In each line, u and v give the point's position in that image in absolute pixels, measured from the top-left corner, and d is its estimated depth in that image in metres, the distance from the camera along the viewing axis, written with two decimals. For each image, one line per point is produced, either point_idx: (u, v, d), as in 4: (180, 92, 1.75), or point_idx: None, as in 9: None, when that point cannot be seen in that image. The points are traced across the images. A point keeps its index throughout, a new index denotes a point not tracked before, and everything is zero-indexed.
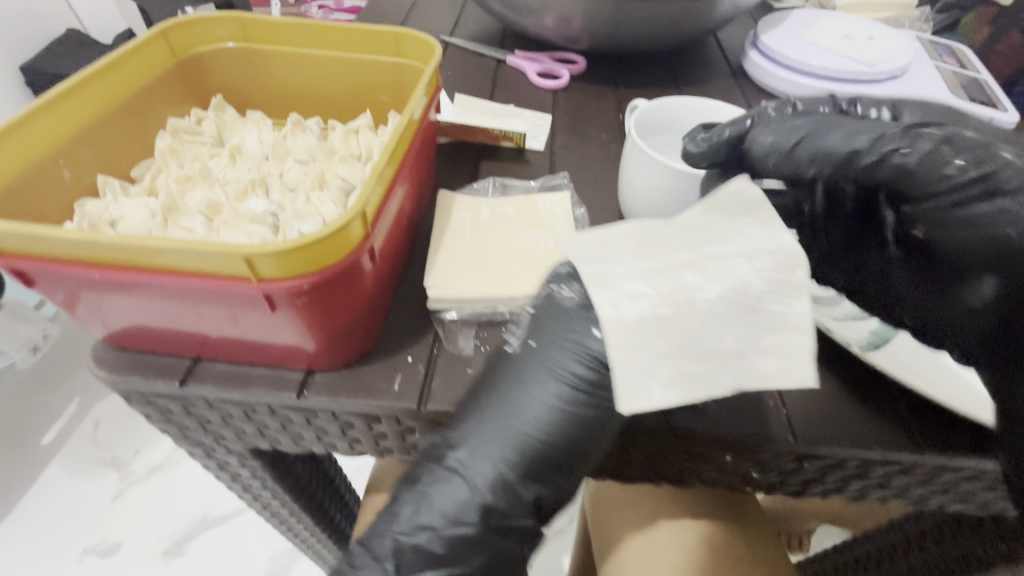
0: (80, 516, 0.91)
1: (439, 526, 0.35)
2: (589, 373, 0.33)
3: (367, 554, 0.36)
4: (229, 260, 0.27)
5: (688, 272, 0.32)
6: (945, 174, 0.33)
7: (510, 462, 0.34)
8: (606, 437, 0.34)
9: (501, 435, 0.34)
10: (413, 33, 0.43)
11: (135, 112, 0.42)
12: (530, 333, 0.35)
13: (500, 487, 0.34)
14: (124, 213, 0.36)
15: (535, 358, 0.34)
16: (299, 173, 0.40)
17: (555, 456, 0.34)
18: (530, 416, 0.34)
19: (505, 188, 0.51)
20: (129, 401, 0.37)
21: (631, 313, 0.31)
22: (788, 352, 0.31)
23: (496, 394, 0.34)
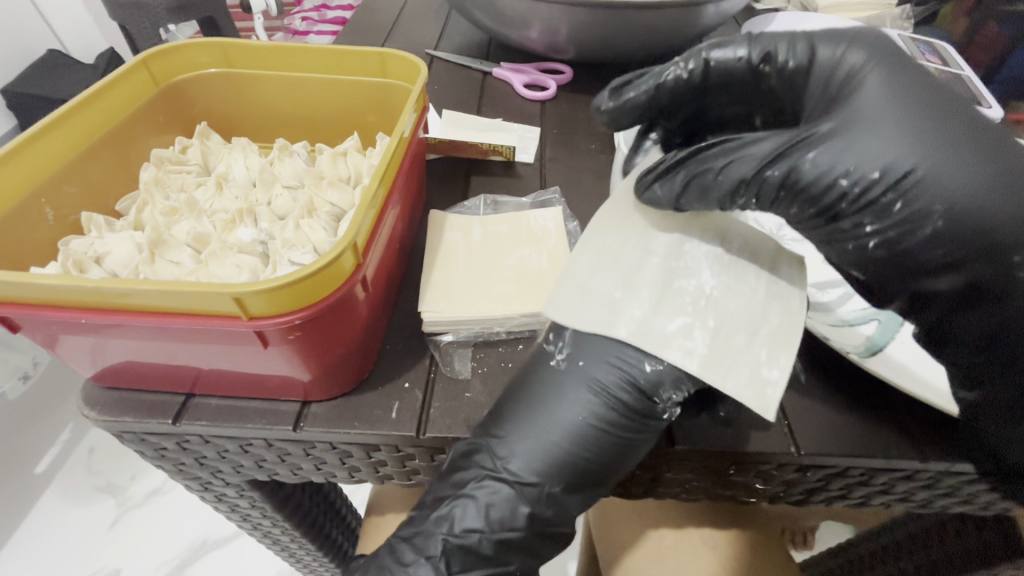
0: (77, 544, 0.89)
1: (487, 528, 0.33)
2: (631, 398, 0.33)
3: (417, 552, 0.34)
4: (218, 300, 0.27)
5: (683, 283, 0.34)
6: (834, 182, 0.27)
7: (551, 473, 0.33)
8: (631, 463, 0.34)
9: (542, 446, 0.33)
10: (397, 53, 0.42)
11: (118, 145, 0.41)
12: (576, 349, 0.34)
13: (540, 498, 0.33)
14: (109, 249, 0.36)
15: (578, 375, 0.34)
16: (288, 200, 0.40)
17: (592, 473, 0.34)
18: (571, 430, 0.33)
19: (496, 205, 0.50)
20: (121, 439, 0.36)
21: (698, 343, 0.32)
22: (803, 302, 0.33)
23: (533, 406, 0.34)
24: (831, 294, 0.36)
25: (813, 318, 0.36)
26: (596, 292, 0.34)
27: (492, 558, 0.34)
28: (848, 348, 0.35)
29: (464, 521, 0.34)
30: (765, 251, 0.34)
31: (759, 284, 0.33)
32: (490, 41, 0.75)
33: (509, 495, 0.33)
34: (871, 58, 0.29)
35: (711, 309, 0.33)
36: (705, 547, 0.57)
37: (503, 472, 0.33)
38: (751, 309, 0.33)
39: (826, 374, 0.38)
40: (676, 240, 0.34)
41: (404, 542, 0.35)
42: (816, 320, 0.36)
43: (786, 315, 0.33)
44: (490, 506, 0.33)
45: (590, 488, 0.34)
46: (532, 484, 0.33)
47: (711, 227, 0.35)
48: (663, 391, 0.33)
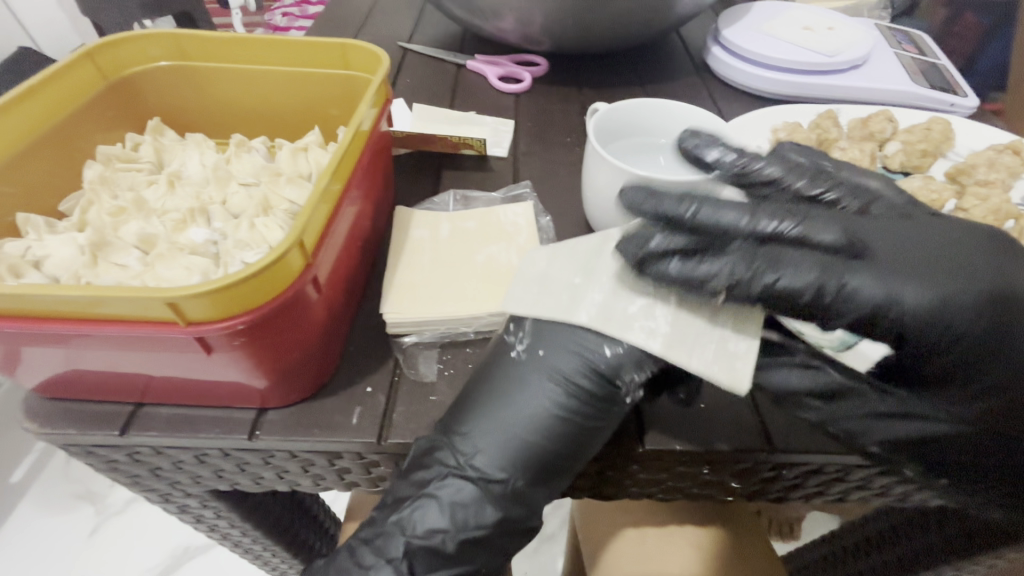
0: (55, 554, 0.87)
1: (452, 528, 0.32)
2: (594, 384, 0.33)
3: (377, 555, 0.33)
4: (152, 305, 0.25)
5: None
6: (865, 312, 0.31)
7: (517, 467, 0.33)
8: (591, 453, 0.33)
9: (506, 441, 0.32)
10: (358, 44, 0.41)
11: (63, 141, 0.39)
12: (537, 339, 0.34)
13: (508, 495, 0.33)
14: (49, 251, 0.34)
15: (538, 366, 0.33)
16: (243, 197, 0.38)
17: (560, 466, 0.33)
18: (535, 422, 0.33)
19: (466, 201, 0.49)
20: (68, 452, 0.34)
21: (661, 322, 0.32)
22: None
23: (498, 402, 0.33)
24: None
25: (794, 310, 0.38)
26: (555, 284, 0.34)
27: (455, 557, 0.33)
28: (823, 342, 0.37)
29: (427, 521, 0.32)
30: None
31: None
32: (465, 33, 0.73)
33: (476, 494, 0.33)
34: (938, 289, 0.31)
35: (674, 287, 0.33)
36: (689, 546, 0.56)
37: (468, 470, 0.32)
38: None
39: None
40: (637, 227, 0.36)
41: (365, 544, 0.34)
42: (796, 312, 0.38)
43: None
44: (456, 506, 0.32)
45: (561, 484, 0.33)
46: (500, 480, 0.32)
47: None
48: (625, 374, 0.33)
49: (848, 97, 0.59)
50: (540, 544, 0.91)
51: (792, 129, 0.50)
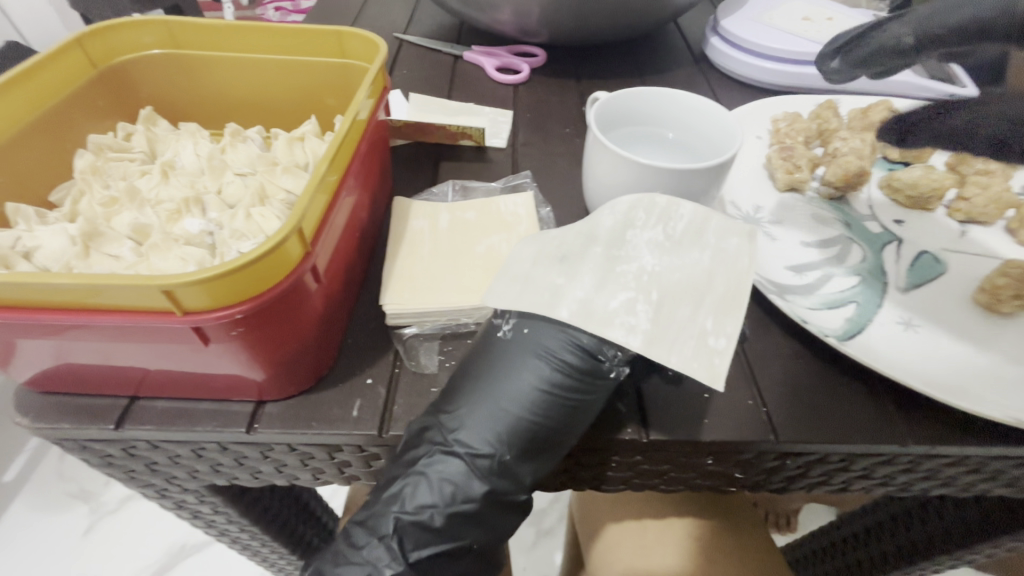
0: (49, 553, 0.86)
1: (441, 502, 0.31)
2: (578, 360, 0.32)
3: (370, 533, 0.31)
4: (149, 294, 0.25)
5: (625, 266, 0.33)
6: None
7: (505, 442, 0.31)
8: (576, 435, 0.32)
9: (492, 415, 0.31)
10: (355, 31, 0.40)
11: (54, 129, 0.38)
12: (522, 318, 0.33)
13: (495, 470, 0.31)
14: (39, 242, 0.33)
15: (523, 346, 0.32)
16: (239, 187, 0.38)
17: (549, 441, 0.32)
18: (520, 397, 0.31)
19: (465, 191, 0.48)
20: (62, 447, 0.34)
21: (642, 318, 0.31)
22: (738, 273, 0.33)
23: (485, 379, 0.32)
24: (807, 281, 0.40)
25: (794, 299, 0.38)
26: (537, 282, 0.33)
27: (445, 531, 0.31)
28: (828, 332, 0.36)
29: (416, 498, 0.31)
30: (709, 230, 0.34)
31: (703, 255, 0.33)
32: (462, 26, 0.72)
33: (462, 472, 0.31)
34: None
35: (654, 282, 0.32)
36: (688, 537, 0.56)
37: (455, 446, 0.31)
38: (694, 275, 0.32)
39: (806, 357, 0.37)
40: (619, 228, 0.34)
41: (359, 525, 0.32)
42: (796, 302, 0.38)
43: (733, 280, 0.33)
44: (445, 483, 0.31)
45: (550, 460, 0.32)
46: (486, 455, 0.31)
47: (655, 212, 0.34)
48: (607, 349, 0.32)
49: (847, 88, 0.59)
50: (538, 538, 0.91)
51: (792, 120, 0.51)
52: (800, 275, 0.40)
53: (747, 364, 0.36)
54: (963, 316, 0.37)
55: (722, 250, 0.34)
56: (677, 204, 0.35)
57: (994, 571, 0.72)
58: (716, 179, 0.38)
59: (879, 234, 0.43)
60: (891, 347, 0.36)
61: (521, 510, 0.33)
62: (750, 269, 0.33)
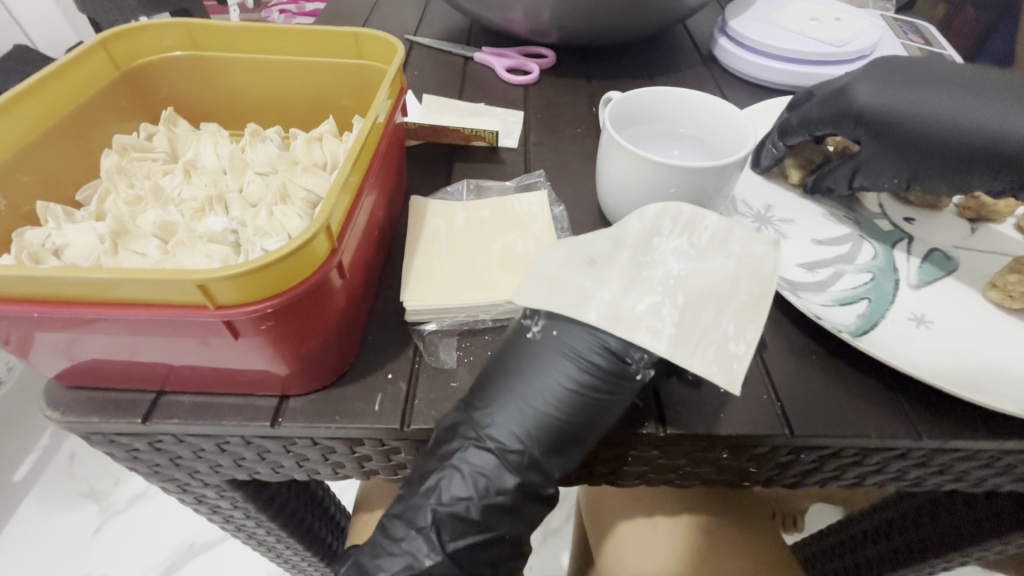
0: (60, 552, 0.86)
1: (475, 495, 0.31)
2: (606, 361, 0.32)
3: (407, 526, 0.32)
4: (182, 288, 0.25)
5: (652, 273, 0.33)
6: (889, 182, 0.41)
7: (533, 437, 0.32)
8: (602, 432, 0.32)
9: (521, 412, 0.32)
10: (372, 32, 0.40)
11: (79, 129, 0.39)
12: (552, 319, 0.33)
13: (526, 465, 0.32)
14: (68, 240, 0.34)
15: (552, 346, 0.32)
16: (260, 186, 0.38)
17: (574, 438, 0.32)
18: (550, 395, 0.32)
19: (479, 190, 0.49)
20: (89, 441, 0.34)
21: (669, 323, 0.31)
22: (761, 280, 0.33)
23: (515, 377, 0.32)
24: (818, 278, 0.40)
25: (806, 296, 0.38)
26: (566, 284, 0.33)
27: (480, 523, 0.32)
28: (841, 328, 0.36)
29: (451, 489, 0.32)
30: (735, 240, 0.34)
31: (728, 261, 0.33)
32: (471, 26, 0.73)
33: (494, 465, 0.32)
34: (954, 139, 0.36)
35: (680, 287, 0.32)
36: (700, 533, 0.57)
37: (487, 441, 0.31)
38: (719, 279, 0.32)
39: (822, 354, 0.37)
40: (645, 235, 0.34)
41: (396, 517, 0.33)
42: (808, 299, 0.38)
43: (755, 286, 0.32)
44: (477, 475, 0.31)
45: (575, 455, 0.32)
46: (517, 451, 0.32)
47: (681, 221, 0.34)
48: (634, 351, 0.32)
49: None
50: (546, 538, 0.92)
51: None
52: (812, 272, 0.41)
53: (764, 362, 0.37)
54: (975, 312, 0.38)
55: (746, 254, 0.33)
56: (704, 213, 0.34)
57: (1001, 568, 0.73)
58: (729, 176, 0.39)
59: (890, 231, 0.44)
60: (906, 344, 0.36)
61: (547, 502, 0.34)
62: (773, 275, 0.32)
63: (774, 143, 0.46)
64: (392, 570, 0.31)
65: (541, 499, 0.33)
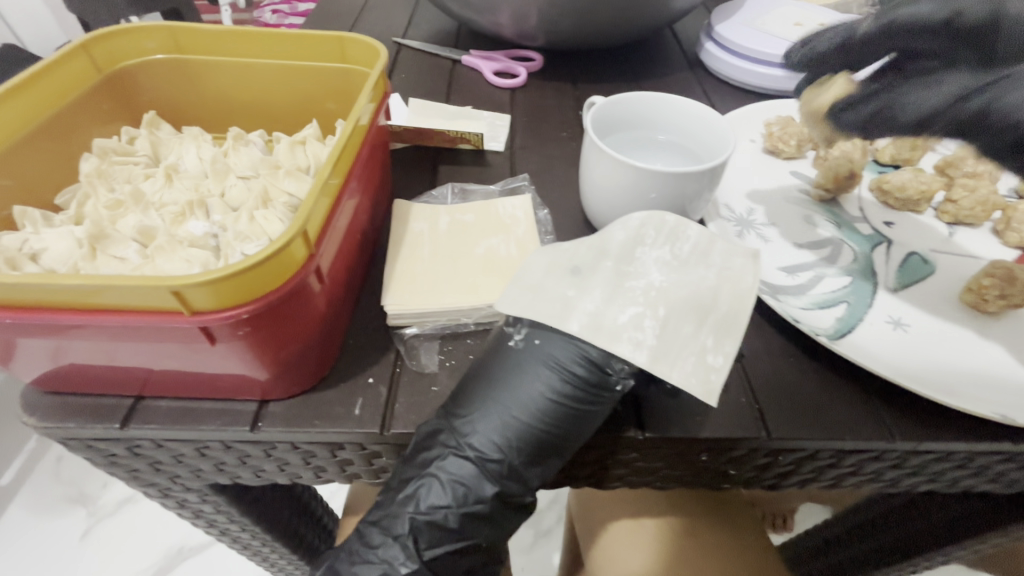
0: (46, 557, 0.86)
1: (454, 503, 0.31)
2: (586, 370, 0.32)
3: (384, 533, 0.32)
4: (157, 295, 0.25)
5: (634, 283, 0.33)
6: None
7: (514, 447, 0.32)
8: (581, 440, 0.32)
9: (501, 421, 0.32)
10: (357, 37, 0.41)
11: (60, 133, 0.39)
12: (533, 327, 0.33)
13: (505, 474, 0.32)
14: (46, 245, 0.33)
15: (533, 355, 0.32)
16: (241, 190, 0.38)
17: (553, 446, 0.32)
18: (531, 404, 0.32)
19: (464, 194, 0.49)
20: (67, 447, 0.34)
21: (649, 333, 0.31)
22: (741, 291, 0.33)
23: (497, 385, 0.32)
24: (798, 282, 0.41)
25: (786, 300, 0.39)
26: (547, 292, 0.33)
27: (460, 531, 0.32)
28: (819, 331, 0.37)
29: (429, 498, 0.31)
30: (715, 251, 0.34)
31: (709, 273, 0.33)
32: (460, 29, 0.73)
33: (473, 474, 0.31)
34: None
35: (662, 297, 0.32)
36: (684, 536, 0.57)
37: (467, 450, 0.31)
38: (700, 291, 0.32)
39: (802, 357, 0.37)
40: (629, 244, 0.34)
41: (373, 524, 0.33)
42: (788, 303, 0.39)
43: (735, 298, 0.33)
44: (456, 483, 0.31)
45: (556, 462, 0.32)
46: (497, 460, 0.31)
47: (664, 230, 0.34)
48: (615, 361, 0.32)
49: None
50: (536, 539, 0.92)
51: (785, 123, 0.51)
52: (792, 276, 0.41)
53: (745, 368, 0.37)
54: (950, 315, 0.38)
55: (727, 266, 0.34)
56: (686, 225, 0.35)
57: (984, 567, 0.74)
58: (710, 182, 0.39)
59: (870, 235, 0.44)
60: (878, 346, 0.36)
61: (527, 505, 0.34)
62: (753, 288, 0.33)
63: (831, 36, 0.35)
64: None
65: (521, 503, 0.33)
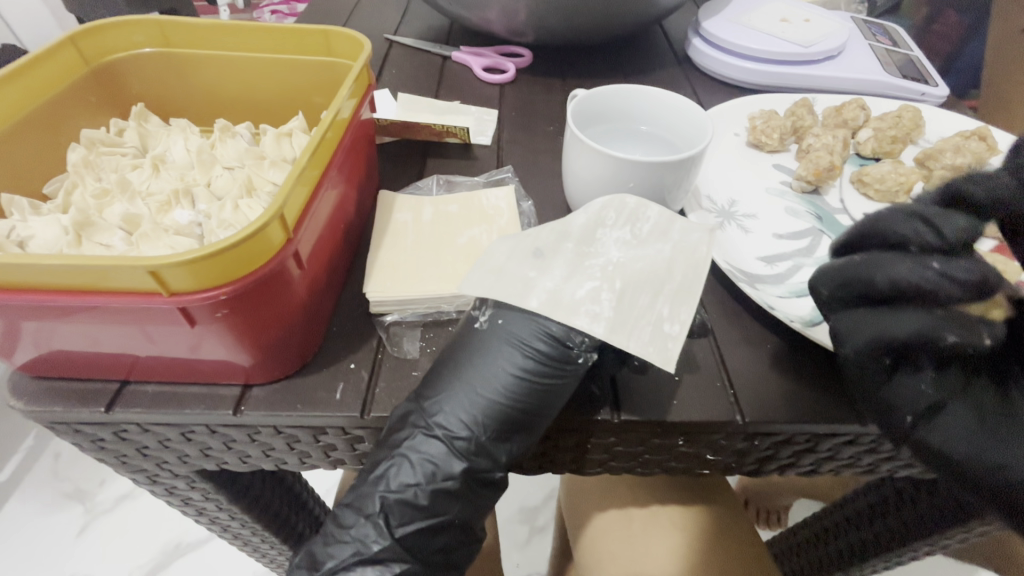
0: (43, 554, 0.86)
1: (423, 480, 0.32)
2: (549, 347, 0.33)
3: (357, 513, 0.33)
4: (136, 275, 0.26)
5: (593, 261, 0.34)
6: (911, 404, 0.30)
7: (480, 425, 0.32)
8: (549, 420, 0.33)
9: (469, 400, 0.33)
10: (339, 29, 0.41)
11: (48, 124, 0.40)
12: (499, 308, 0.34)
13: (473, 451, 0.33)
14: (33, 232, 0.34)
15: (498, 335, 0.33)
16: (227, 180, 0.39)
17: (522, 425, 0.33)
18: (497, 382, 0.33)
19: (450, 185, 0.50)
20: (54, 431, 0.35)
21: (606, 306, 0.32)
22: (696, 263, 0.34)
23: (464, 366, 0.33)
24: (778, 272, 0.41)
25: (763, 289, 0.39)
26: (511, 273, 0.34)
27: (429, 508, 0.32)
28: (794, 317, 0.37)
29: (400, 477, 0.32)
30: (674, 229, 0.35)
31: (665, 247, 0.34)
32: (452, 26, 0.74)
33: (443, 452, 0.32)
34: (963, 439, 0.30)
35: (619, 272, 0.33)
36: (672, 527, 0.57)
37: (434, 429, 0.32)
38: (657, 265, 0.34)
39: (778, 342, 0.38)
40: (590, 226, 0.35)
41: (346, 505, 0.33)
42: (765, 291, 0.39)
43: (690, 272, 0.34)
44: (426, 461, 0.32)
45: (525, 442, 0.33)
46: (464, 438, 0.32)
47: (624, 212, 0.36)
48: (575, 336, 0.33)
49: (825, 87, 0.61)
50: (532, 535, 0.92)
51: (769, 116, 0.52)
52: (772, 266, 0.42)
53: (722, 356, 0.37)
54: None
55: (682, 242, 0.35)
56: (646, 207, 0.36)
57: (975, 560, 0.74)
58: (686, 171, 0.40)
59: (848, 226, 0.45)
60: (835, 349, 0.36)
61: (499, 486, 0.35)
62: (707, 259, 0.34)
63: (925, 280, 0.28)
64: (342, 557, 0.32)
65: (492, 482, 0.34)
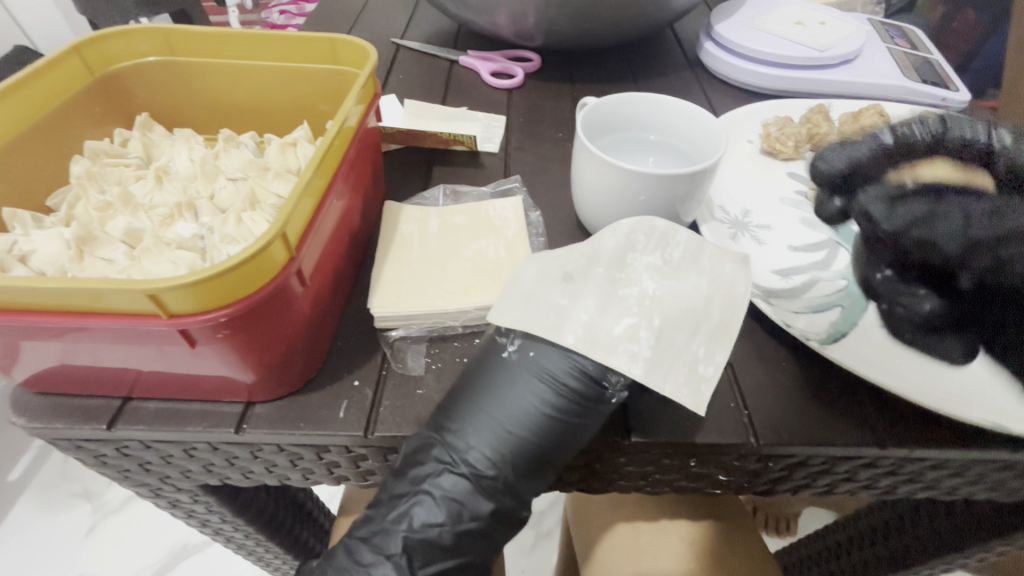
0: (52, 552, 0.87)
1: (448, 521, 0.31)
2: (581, 384, 0.31)
3: (376, 552, 0.32)
4: (133, 297, 0.25)
5: (628, 290, 0.33)
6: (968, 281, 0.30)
7: (507, 462, 0.31)
8: (570, 451, 0.32)
9: (495, 435, 0.32)
10: (348, 39, 0.40)
11: (53, 137, 0.39)
12: (528, 339, 0.33)
13: (499, 489, 0.32)
14: (35, 246, 0.34)
15: (527, 369, 0.32)
16: (231, 192, 0.39)
17: (546, 458, 0.32)
18: (525, 417, 0.31)
19: (456, 195, 0.49)
20: (56, 447, 0.34)
21: (645, 345, 0.31)
22: (729, 294, 0.33)
23: (487, 397, 0.32)
24: (795, 288, 0.40)
25: (778, 304, 0.38)
26: (542, 301, 0.33)
27: (453, 548, 0.32)
28: (810, 336, 0.36)
29: (422, 516, 0.31)
30: (706, 257, 0.34)
31: (701, 280, 0.33)
32: (459, 29, 0.73)
33: (467, 490, 0.31)
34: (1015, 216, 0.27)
35: (656, 308, 0.32)
36: (681, 543, 0.56)
37: (461, 466, 0.31)
38: (694, 302, 0.32)
39: (799, 365, 0.37)
40: (620, 249, 0.34)
41: (363, 542, 0.33)
42: (780, 306, 0.38)
43: (727, 307, 0.33)
44: (450, 501, 0.31)
45: (547, 475, 0.33)
46: (491, 476, 0.31)
47: (655, 236, 0.34)
48: (611, 375, 0.31)
49: (840, 92, 0.60)
50: (538, 540, 0.92)
51: (783, 124, 0.51)
52: (789, 282, 0.40)
53: (735, 376, 0.36)
54: None
55: (719, 275, 0.33)
56: (677, 232, 0.34)
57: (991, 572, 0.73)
58: (700, 184, 0.38)
59: None
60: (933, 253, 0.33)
61: (519, 520, 0.34)
62: (745, 297, 0.33)
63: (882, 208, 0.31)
64: None
65: (514, 518, 0.33)
